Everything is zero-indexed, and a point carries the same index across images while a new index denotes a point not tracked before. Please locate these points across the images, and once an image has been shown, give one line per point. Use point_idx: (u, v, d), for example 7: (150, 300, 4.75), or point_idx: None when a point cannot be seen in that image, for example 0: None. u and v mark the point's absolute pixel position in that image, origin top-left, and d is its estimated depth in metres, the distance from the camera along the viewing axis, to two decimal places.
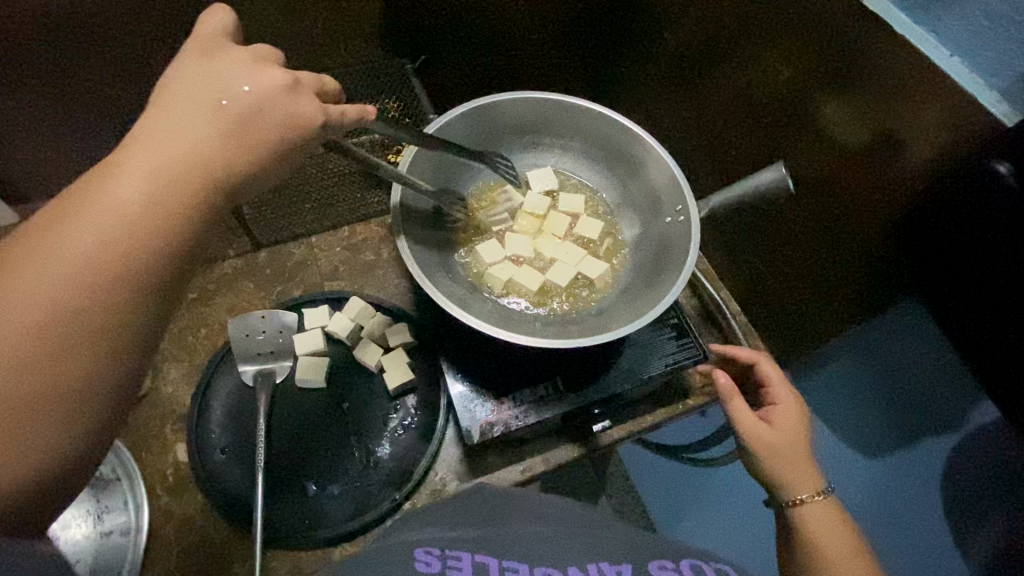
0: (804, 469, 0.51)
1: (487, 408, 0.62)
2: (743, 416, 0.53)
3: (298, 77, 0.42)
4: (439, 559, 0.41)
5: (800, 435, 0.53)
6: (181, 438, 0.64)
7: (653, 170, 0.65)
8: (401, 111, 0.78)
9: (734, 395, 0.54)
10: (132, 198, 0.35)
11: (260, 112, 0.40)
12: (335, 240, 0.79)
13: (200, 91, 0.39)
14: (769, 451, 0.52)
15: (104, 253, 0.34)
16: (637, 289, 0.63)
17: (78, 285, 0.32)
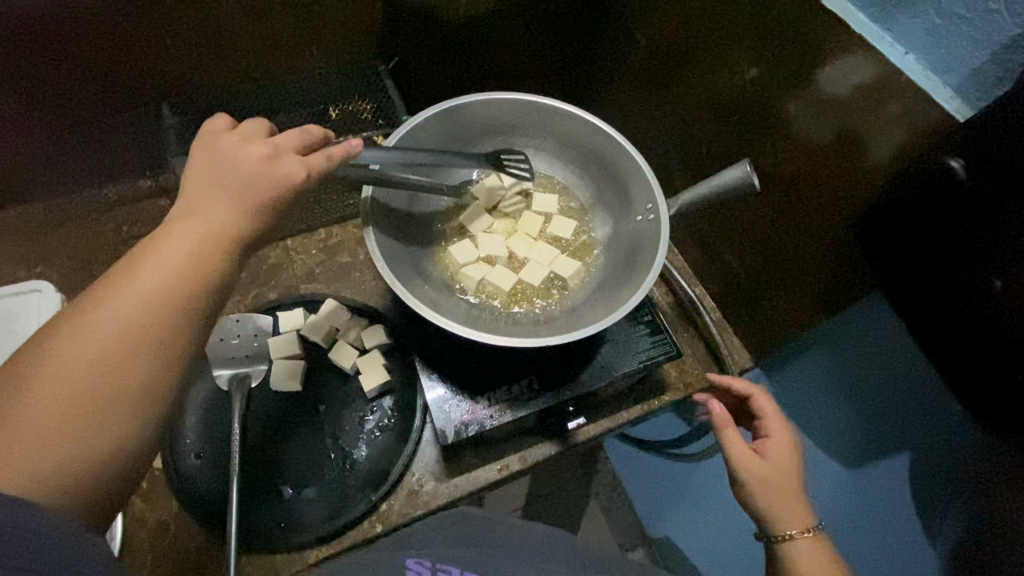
0: (794, 503, 0.52)
1: (462, 408, 0.62)
2: (736, 448, 0.54)
3: (278, 145, 0.46)
4: (430, 569, 0.51)
5: (793, 470, 0.54)
6: (155, 444, 0.64)
7: (624, 169, 0.65)
8: (374, 111, 0.80)
9: (726, 425, 0.55)
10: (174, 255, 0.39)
11: (253, 181, 0.44)
12: (311, 242, 0.79)
13: (210, 171, 0.44)
14: (763, 485, 0.53)
15: (146, 301, 0.37)
16: (609, 287, 0.64)
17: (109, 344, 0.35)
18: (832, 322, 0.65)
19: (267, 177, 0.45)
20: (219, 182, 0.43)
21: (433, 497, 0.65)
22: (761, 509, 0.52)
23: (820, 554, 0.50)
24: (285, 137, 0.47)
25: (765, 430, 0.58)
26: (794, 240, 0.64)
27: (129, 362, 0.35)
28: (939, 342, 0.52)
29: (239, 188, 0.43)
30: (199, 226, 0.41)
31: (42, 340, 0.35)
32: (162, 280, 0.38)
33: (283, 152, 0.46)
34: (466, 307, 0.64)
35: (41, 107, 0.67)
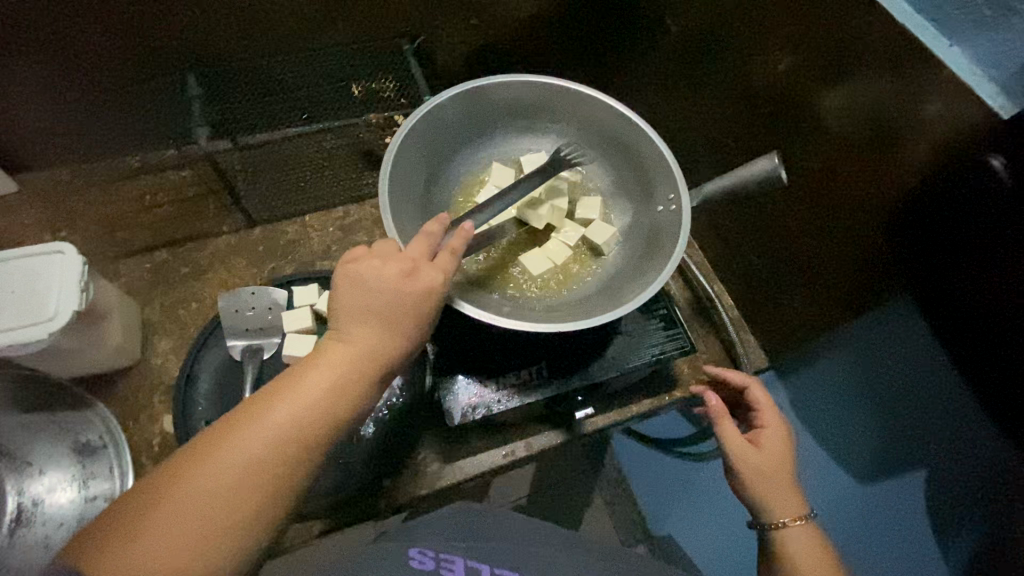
0: (788, 492, 0.51)
1: (471, 390, 0.62)
2: (734, 440, 0.53)
3: (414, 259, 0.44)
4: (433, 560, 0.50)
5: (786, 463, 0.53)
6: (168, 409, 0.66)
7: (647, 158, 0.64)
8: (397, 90, 0.79)
9: (723, 416, 0.55)
10: (319, 392, 0.39)
11: (398, 301, 0.42)
12: (329, 219, 0.79)
13: (363, 283, 0.43)
14: (758, 475, 0.51)
15: (302, 417, 0.38)
16: (625, 277, 0.63)
17: (262, 449, 0.37)
18: (854, 326, 0.63)
19: (416, 263, 0.44)
20: (370, 291, 0.42)
21: (437, 479, 0.66)
22: (756, 499, 0.51)
23: (814, 543, 0.50)
24: (414, 247, 0.45)
25: (758, 421, 0.56)
26: (821, 238, 0.62)
27: (292, 449, 0.37)
28: (975, 350, 0.49)
29: (415, 300, 0.43)
30: (346, 345, 0.41)
31: (233, 425, 0.38)
32: (302, 412, 0.38)
33: (418, 267, 0.44)
34: (468, 282, 0.63)
35: (70, 74, 0.68)
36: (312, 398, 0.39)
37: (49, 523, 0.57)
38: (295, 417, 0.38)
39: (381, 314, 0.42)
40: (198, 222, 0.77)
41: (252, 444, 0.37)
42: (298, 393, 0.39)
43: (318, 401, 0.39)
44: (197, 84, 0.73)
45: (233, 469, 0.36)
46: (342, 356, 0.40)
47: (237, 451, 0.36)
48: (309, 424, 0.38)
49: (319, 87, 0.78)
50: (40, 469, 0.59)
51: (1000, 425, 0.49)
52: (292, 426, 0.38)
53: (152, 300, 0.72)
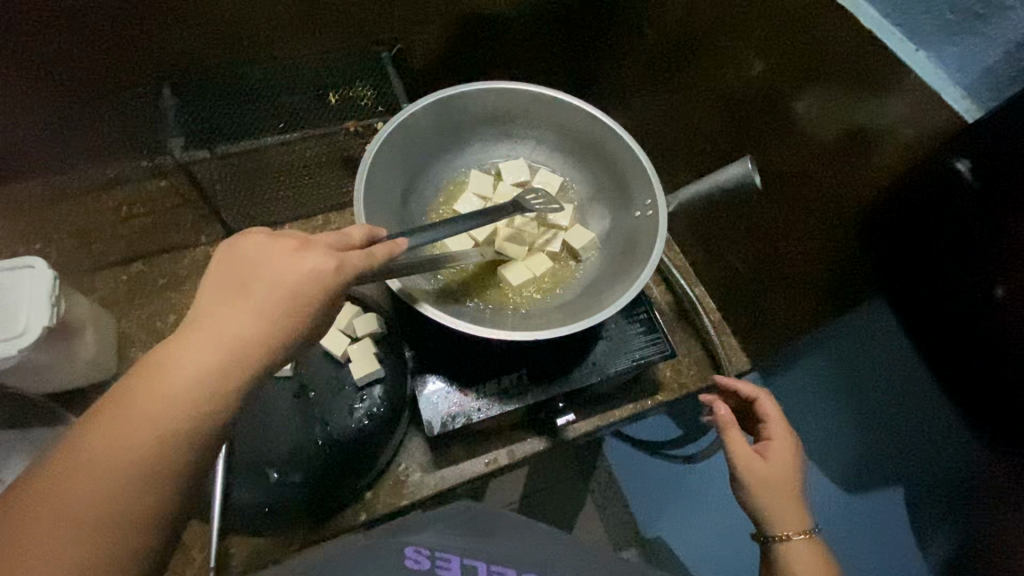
0: (792, 505, 0.51)
1: (451, 399, 0.62)
2: (740, 450, 0.52)
3: (308, 237, 0.39)
4: (429, 558, 0.49)
5: (792, 477, 0.52)
6: None
7: (624, 163, 0.64)
8: (375, 98, 0.78)
9: (730, 425, 0.54)
10: (183, 391, 0.32)
11: (287, 280, 0.37)
12: (307, 227, 0.81)
13: (243, 266, 0.37)
14: (762, 486, 0.51)
15: (158, 422, 0.31)
16: (603, 283, 0.63)
17: (109, 470, 0.30)
18: (830, 329, 0.63)
19: (310, 240, 0.39)
20: (255, 273, 0.37)
21: (419, 488, 0.65)
22: (759, 509, 0.51)
23: (816, 557, 0.50)
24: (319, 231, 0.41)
25: (765, 432, 0.56)
26: (798, 241, 0.63)
27: (149, 466, 0.31)
28: (945, 351, 0.50)
29: (306, 283, 0.38)
30: (218, 333, 0.34)
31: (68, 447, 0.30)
32: (159, 417, 0.31)
33: (313, 244, 0.39)
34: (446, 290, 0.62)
35: (42, 87, 0.67)
36: (170, 401, 0.32)
37: None
38: (148, 425, 0.31)
39: (265, 297, 0.36)
40: (176, 233, 0.76)
41: (91, 465, 0.30)
42: (149, 398, 0.32)
43: (181, 404, 0.32)
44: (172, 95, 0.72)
45: (68, 502, 0.29)
46: (213, 346, 0.34)
47: (75, 476, 0.29)
48: (170, 431, 0.31)
49: (296, 96, 0.77)
50: None
51: (970, 425, 0.50)
52: (148, 436, 0.31)
53: (129, 314, 0.72)
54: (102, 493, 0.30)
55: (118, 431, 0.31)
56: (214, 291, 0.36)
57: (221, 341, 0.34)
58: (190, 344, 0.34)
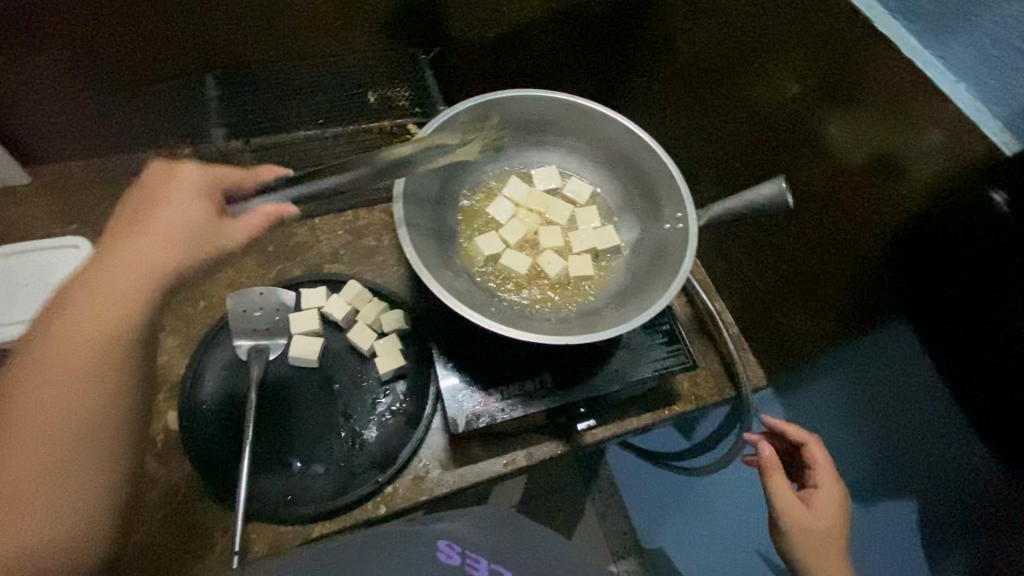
0: (836, 558, 0.52)
1: (475, 399, 0.63)
2: (783, 495, 0.54)
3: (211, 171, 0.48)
4: (460, 554, 0.49)
5: (838, 526, 0.54)
6: (172, 406, 0.65)
7: (656, 175, 0.65)
8: (411, 99, 0.81)
9: (775, 469, 0.55)
10: (124, 271, 0.42)
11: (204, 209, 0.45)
12: (338, 223, 0.80)
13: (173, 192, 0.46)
14: (806, 535, 0.53)
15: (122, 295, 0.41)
16: (630, 292, 0.63)
17: (104, 322, 0.41)
18: (851, 348, 0.64)
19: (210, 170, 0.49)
20: (174, 196, 0.45)
21: (437, 485, 0.65)
22: (801, 561, 0.52)
23: None
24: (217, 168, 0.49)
25: (811, 480, 0.57)
26: (827, 259, 0.63)
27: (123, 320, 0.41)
28: (976, 376, 0.50)
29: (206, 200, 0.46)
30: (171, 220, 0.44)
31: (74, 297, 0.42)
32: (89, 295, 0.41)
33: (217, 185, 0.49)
34: (475, 288, 0.62)
35: (91, 70, 0.69)
36: (99, 270, 0.42)
37: None
38: (121, 294, 0.41)
39: (151, 215, 0.44)
40: None
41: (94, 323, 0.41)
42: (111, 276, 0.42)
43: (103, 283, 0.41)
44: (216, 85, 0.74)
45: (86, 338, 0.40)
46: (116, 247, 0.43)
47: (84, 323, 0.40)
48: (107, 300, 0.41)
49: (335, 93, 0.80)
50: None
51: (997, 451, 0.50)
52: (114, 299, 0.41)
53: None
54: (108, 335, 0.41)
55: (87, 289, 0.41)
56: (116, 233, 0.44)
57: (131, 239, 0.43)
58: (102, 280, 0.41)
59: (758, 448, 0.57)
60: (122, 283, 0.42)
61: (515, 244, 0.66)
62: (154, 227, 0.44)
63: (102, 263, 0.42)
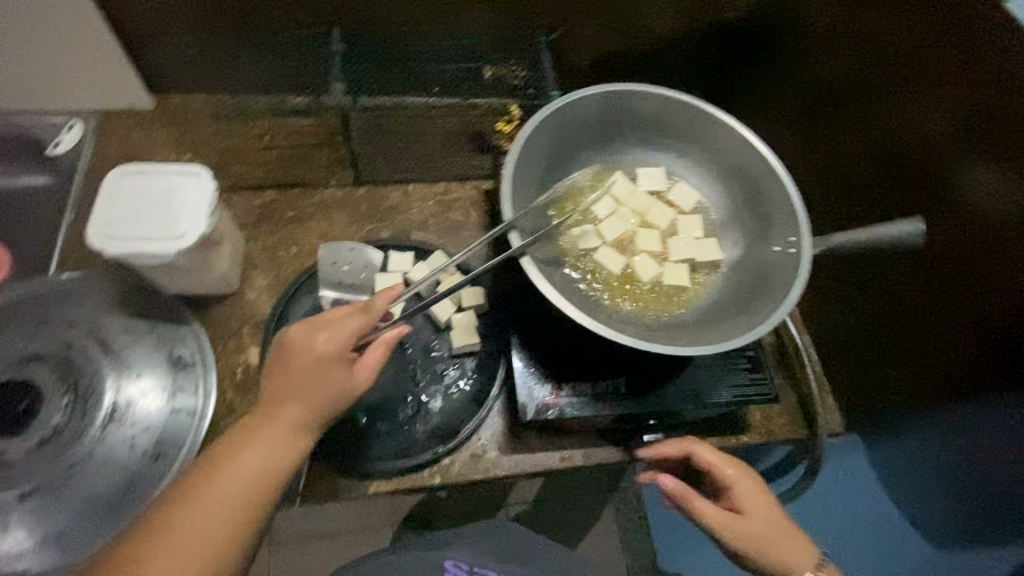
0: (801, 547, 0.51)
1: (546, 389, 0.62)
2: (716, 514, 0.51)
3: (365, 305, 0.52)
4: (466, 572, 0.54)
5: (778, 519, 0.52)
6: (255, 342, 0.66)
7: (772, 194, 0.62)
8: (526, 81, 0.79)
9: (692, 497, 0.51)
10: (299, 401, 0.48)
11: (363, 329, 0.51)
12: (430, 193, 0.81)
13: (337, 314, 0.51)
14: (765, 547, 0.51)
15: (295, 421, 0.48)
16: (726, 310, 0.60)
17: (276, 441, 0.47)
18: (960, 412, 0.59)
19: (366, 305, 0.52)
20: (340, 324, 0.50)
21: (493, 467, 0.65)
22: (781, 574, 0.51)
23: None
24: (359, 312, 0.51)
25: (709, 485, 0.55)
26: (949, 315, 0.58)
27: (288, 439, 0.47)
28: None
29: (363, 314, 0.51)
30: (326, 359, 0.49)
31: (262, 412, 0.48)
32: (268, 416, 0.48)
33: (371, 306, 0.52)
34: (568, 278, 0.61)
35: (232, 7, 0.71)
36: (273, 390, 0.48)
37: (137, 426, 0.59)
38: (289, 424, 0.48)
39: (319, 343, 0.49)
40: (310, 170, 0.79)
41: (262, 446, 0.47)
42: (288, 404, 0.48)
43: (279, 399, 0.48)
44: (340, 40, 0.75)
45: (261, 457, 0.46)
46: (289, 367, 0.49)
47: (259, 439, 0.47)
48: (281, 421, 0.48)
49: (451, 65, 0.78)
50: (138, 372, 0.61)
51: None
52: (286, 424, 0.48)
53: (258, 237, 0.74)
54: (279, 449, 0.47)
55: (269, 410, 0.48)
56: (289, 349, 0.49)
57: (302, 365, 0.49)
58: (279, 404, 0.48)
59: (660, 484, 0.52)
60: (291, 417, 0.48)
61: (612, 241, 0.64)
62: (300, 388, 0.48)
63: (280, 387, 0.48)
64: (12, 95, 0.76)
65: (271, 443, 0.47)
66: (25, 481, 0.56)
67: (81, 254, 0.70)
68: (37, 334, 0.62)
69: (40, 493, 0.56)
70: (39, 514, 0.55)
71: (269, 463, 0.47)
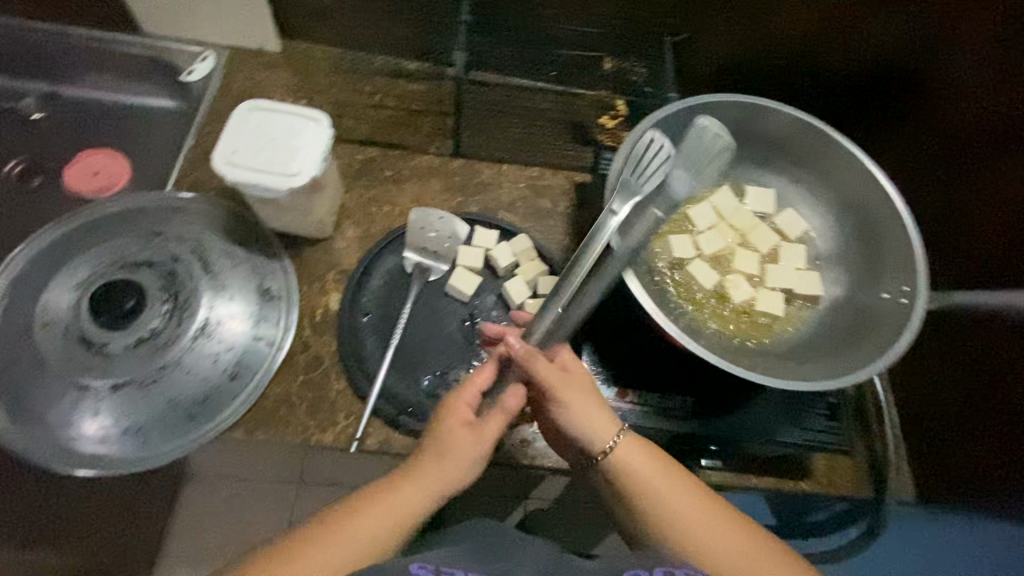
0: (593, 407, 0.50)
1: (610, 392, 0.61)
2: (540, 366, 0.50)
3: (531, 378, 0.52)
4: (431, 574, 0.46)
5: (586, 383, 0.52)
6: (337, 289, 0.68)
7: (890, 236, 0.57)
8: (644, 79, 0.79)
9: (533, 356, 0.51)
10: (443, 470, 0.48)
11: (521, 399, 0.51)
12: (523, 175, 0.79)
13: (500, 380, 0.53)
14: (553, 393, 0.50)
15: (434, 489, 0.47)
16: (817, 349, 0.57)
17: (410, 502, 0.46)
18: None
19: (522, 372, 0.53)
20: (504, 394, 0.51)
21: (542, 456, 0.64)
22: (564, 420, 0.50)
23: (649, 453, 0.50)
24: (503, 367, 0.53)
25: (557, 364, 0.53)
26: None
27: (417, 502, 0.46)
28: None
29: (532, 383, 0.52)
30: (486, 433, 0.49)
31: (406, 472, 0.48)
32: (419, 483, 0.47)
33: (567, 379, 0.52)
34: (654, 283, 0.60)
35: None
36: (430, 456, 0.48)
37: (222, 343, 0.63)
38: (425, 494, 0.47)
39: (484, 419, 0.50)
40: (412, 134, 0.80)
41: (399, 505, 0.46)
42: (431, 470, 0.47)
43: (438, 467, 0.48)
44: (468, 12, 0.77)
45: (391, 513, 0.45)
46: (451, 431, 0.49)
47: (399, 499, 0.46)
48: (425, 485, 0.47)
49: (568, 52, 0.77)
50: (230, 295, 0.65)
51: None
52: (424, 489, 0.47)
53: (354, 191, 0.76)
54: (407, 510, 0.46)
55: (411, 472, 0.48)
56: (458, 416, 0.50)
57: (463, 437, 0.49)
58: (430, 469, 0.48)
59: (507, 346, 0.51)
60: (428, 483, 0.47)
61: (708, 255, 0.62)
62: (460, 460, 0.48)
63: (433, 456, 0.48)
64: (158, 21, 0.82)
65: (407, 504, 0.46)
66: (120, 374, 0.61)
67: (195, 177, 0.74)
68: (148, 243, 0.67)
69: (131, 388, 0.60)
70: (126, 407, 0.60)
71: (394, 522, 0.45)
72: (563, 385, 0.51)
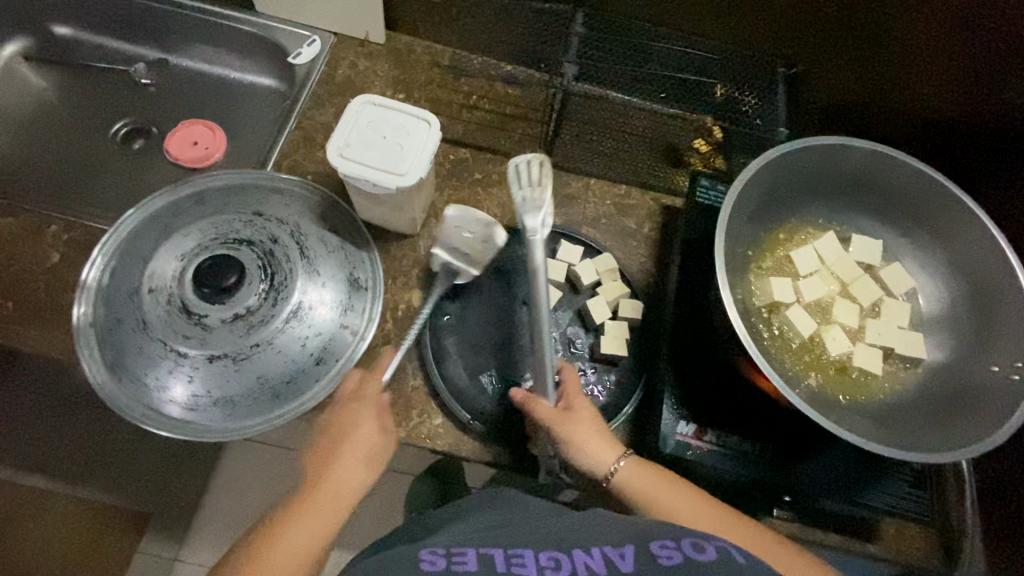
0: (600, 442, 0.55)
1: (689, 428, 0.60)
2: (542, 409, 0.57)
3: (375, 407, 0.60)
4: (443, 557, 0.40)
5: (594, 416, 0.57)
6: (421, 287, 0.69)
7: (1008, 307, 0.54)
8: (755, 108, 0.76)
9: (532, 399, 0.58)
10: (324, 505, 0.52)
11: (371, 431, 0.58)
12: (611, 192, 0.78)
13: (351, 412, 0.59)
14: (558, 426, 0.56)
15: (318, 529, 0.51)
16: (915, 417, 0.55)
17: (297, 551, 0.50)
18: None
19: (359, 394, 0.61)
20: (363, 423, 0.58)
21: None
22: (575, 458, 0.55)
23: (645, 470, 0.54)
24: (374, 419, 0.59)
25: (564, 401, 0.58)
26: None
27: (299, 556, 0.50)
28: None
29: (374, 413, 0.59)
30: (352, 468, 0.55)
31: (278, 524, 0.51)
32: (297, 524, 0.51)
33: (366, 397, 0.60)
34: (752, 323, 0.58)
35: None
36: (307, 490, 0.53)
37: (311, 329, 0.64)
38: (305, 539, 0.50)
39: (346, 454, 0.56)
40: (505, 139, 0.80)
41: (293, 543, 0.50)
42: (312, 509, 0.52)
43: (315, 500, 0.52)
44: (582, 23, 0.78)
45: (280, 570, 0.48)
46: (328, 466, 0.55)
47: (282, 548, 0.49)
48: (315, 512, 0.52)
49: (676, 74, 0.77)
50: (323, 281, 0.66)
51: None
52: (306, 533, 0.51)
53: (443, 191, 0.76)
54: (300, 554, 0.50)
55: (289, 519, 0.51)
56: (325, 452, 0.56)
57: (335, 470, 0.55)
58: (308, 509, 0.52)
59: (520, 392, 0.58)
60: (312, 527, 0.51)
61: (806, 303, 0.61)
62: (335, 486, 0.54)
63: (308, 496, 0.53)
64: (274, 2, 0.84)
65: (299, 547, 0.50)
66: (216, 346, 0.64)
67: (294, 161, 0.76)
68: (251, 222, 0.69)
69: (225, 360, 0.63)
70: (218, 378, 0.63)
71: None
72: (565, 419, 0.56)
